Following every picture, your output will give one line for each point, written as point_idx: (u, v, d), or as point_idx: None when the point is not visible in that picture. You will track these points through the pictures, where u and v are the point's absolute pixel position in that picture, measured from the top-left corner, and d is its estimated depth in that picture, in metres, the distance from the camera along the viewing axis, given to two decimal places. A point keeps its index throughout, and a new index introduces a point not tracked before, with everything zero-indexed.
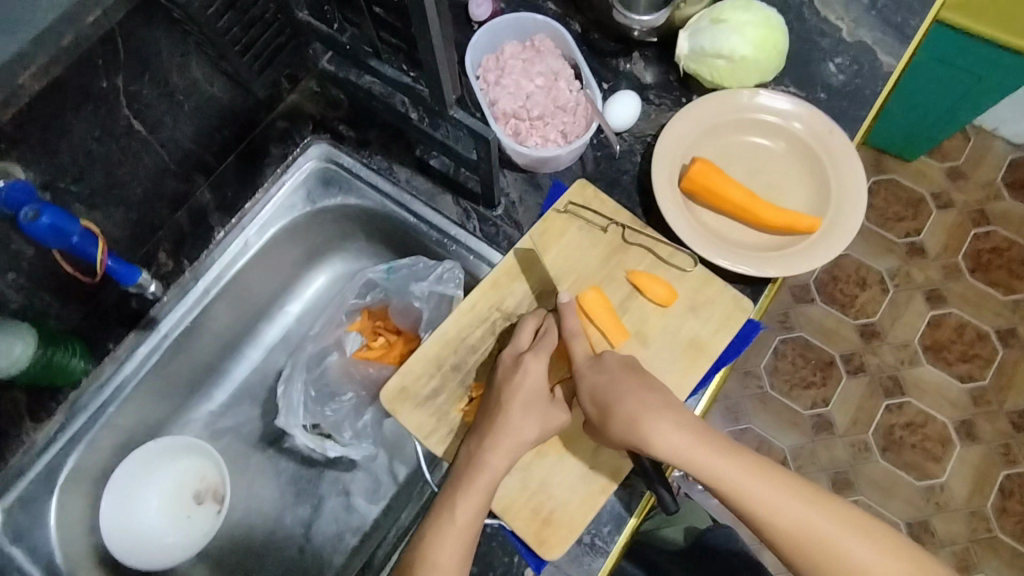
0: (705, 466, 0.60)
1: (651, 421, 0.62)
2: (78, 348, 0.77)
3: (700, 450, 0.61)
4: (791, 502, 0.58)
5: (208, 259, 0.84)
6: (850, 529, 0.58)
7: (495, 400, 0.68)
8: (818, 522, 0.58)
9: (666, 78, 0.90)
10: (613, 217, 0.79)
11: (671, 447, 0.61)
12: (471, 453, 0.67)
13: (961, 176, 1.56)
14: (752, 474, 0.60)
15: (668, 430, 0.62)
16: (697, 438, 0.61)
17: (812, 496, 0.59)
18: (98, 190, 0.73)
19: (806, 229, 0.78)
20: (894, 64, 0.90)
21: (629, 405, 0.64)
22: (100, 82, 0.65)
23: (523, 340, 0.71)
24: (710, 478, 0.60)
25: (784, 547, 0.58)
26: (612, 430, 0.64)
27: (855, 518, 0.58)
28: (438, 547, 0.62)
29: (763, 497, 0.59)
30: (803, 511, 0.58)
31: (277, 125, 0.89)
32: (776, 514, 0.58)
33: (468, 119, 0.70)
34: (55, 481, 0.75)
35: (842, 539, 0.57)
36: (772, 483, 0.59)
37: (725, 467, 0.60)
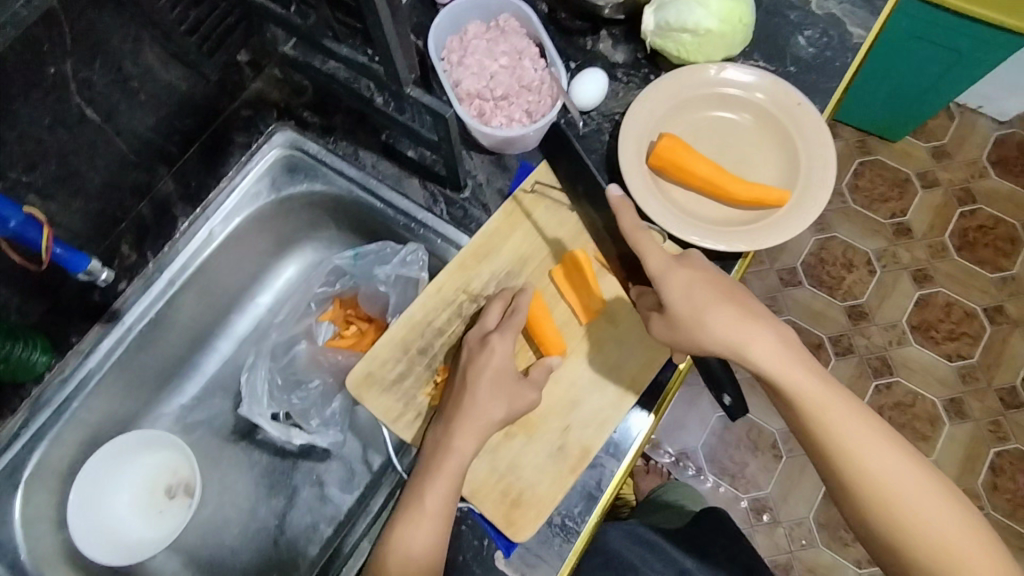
0: (792, 376, 0.62)
1: (752, 325, 0.63)
2: (40, 342, 0.76)
3: (792, 361, 0.62)
4: (867, 429, 0.61)
5: (173, 249, 0.83)
6: (915, 472, 0.60)
7: (461, 381, 0.67)
8: (888, 455, 0.60)
9: (634, 56, 0.89)
10: (581, 196, 0.78)
11: (767, 355, 0.62)
12: (440, 435, 0.66)
13: (946, 155, 1.55)
14: (835, 395, 0.62)
15: (764, 337, 0.63)
16: (787, 352, 0.63)
17: (886, 433, 0.61)
18: (54, 181, 0.72)
19: (775, 203, 0.77)
20: (864, 35, 0.89)
21: (734, 306, 0.63)
22: (46, 69, 0.64)
23: (490, 320, 0.71)
24: (796, 389, 0.62)
25: (851, 472, 0.60)
26: (699, 331, 0.63)
27: (920, 465, 0.61)
28: (411, 523, 0.63)
29: (842, 417, 0.61)
30: (878, 445, 0.60)
31: (241, 113, 0.88)
32: (851, 436, 0.60)
33: (427, 97, 0.69)
34: (20, 477, 0.74)
35: (908, 476, 0.59)
36: (854, 412, 0.61)
37: (812, 388, 0.62)
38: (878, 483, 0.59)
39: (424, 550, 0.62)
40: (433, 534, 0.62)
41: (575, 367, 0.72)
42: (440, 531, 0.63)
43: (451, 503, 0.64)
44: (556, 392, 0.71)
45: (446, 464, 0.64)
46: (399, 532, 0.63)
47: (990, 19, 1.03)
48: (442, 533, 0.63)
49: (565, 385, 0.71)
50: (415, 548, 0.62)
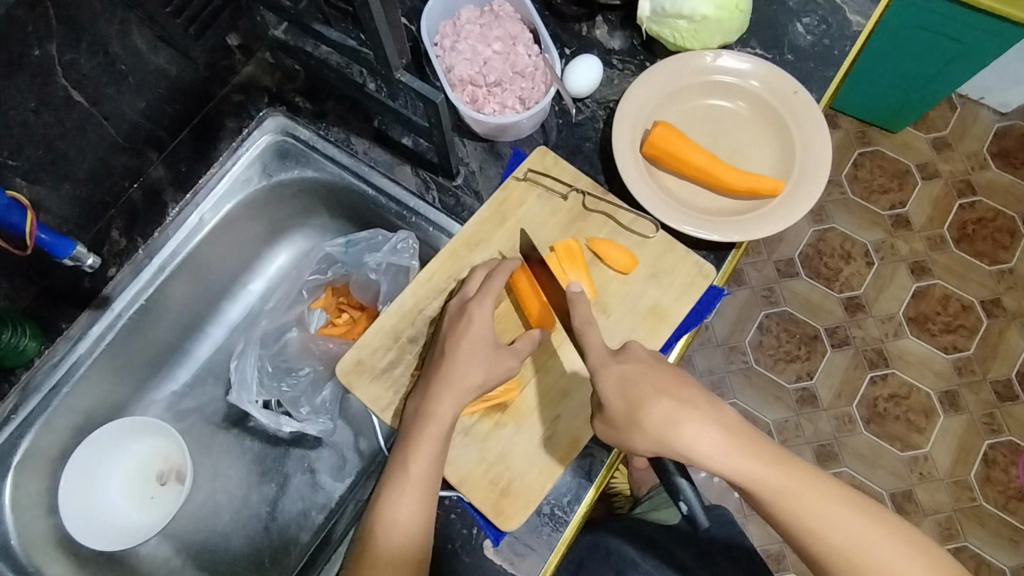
0: (749, 473, 0.55)
1: (688, 421, 0.57)
2: (29, 328, 0.76)
3: (744, 457, 0.55)
4: (845, 518, 0.53)
5: (162, 235, 0.82)
6: (911, 555, 0.52)
7: (440, 349, 0.68)
8: (874, 542, 0.52)
9: (630, 43, 0.87)
10: (573, 184, 0.78)
11: (715, 456, 0.56)
12: (419, 401, 0.66)
13: (946, 147, 1.54)
14: (801, 483, 0.54)
15: (707, 433, 0.56)
16: (736, 445, 0.55)
17: (870, 513, 0.53)
18: (41, 165, 0.71)
19: (769, 193, 0.76)
20: (863, 23, 0.87)
21: (666, 404, 0.58)
22: (31, 51, 0.63)
23: (471, 287, 0.70)
24: (755, 489, 0.55)
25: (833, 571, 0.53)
26: (635, 434, 0.58)
27: (918, 543, 0.52)
28: (399, 493, 0.62)
29: (814, 511, 0.53)
30: (863, 533, 0.52)
31: (232, 99, 0.87)
32: (827, 531, 0.53)
33: (416, 82, 0.67)
34: (10, 462, 0.74)
35: (901, 563, 0.51)
36: (827, 499, 0.53)
37: (770, 476, 0.54)
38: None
39: (413, 517, 0.62)
40: (421, 501, 0.62)
41: (566, 357, 0.71)
42: (427, 499, 0.63)
43: (436, 470, 0.64)
44: (547, 382, 0.71)
45: (428, 429, 0.64)
46: (387, 503, 0.62)
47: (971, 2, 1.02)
48: (429, 500, 0.63)
49: (556, 374, 0.71)
50: (403, 518, 0.62)
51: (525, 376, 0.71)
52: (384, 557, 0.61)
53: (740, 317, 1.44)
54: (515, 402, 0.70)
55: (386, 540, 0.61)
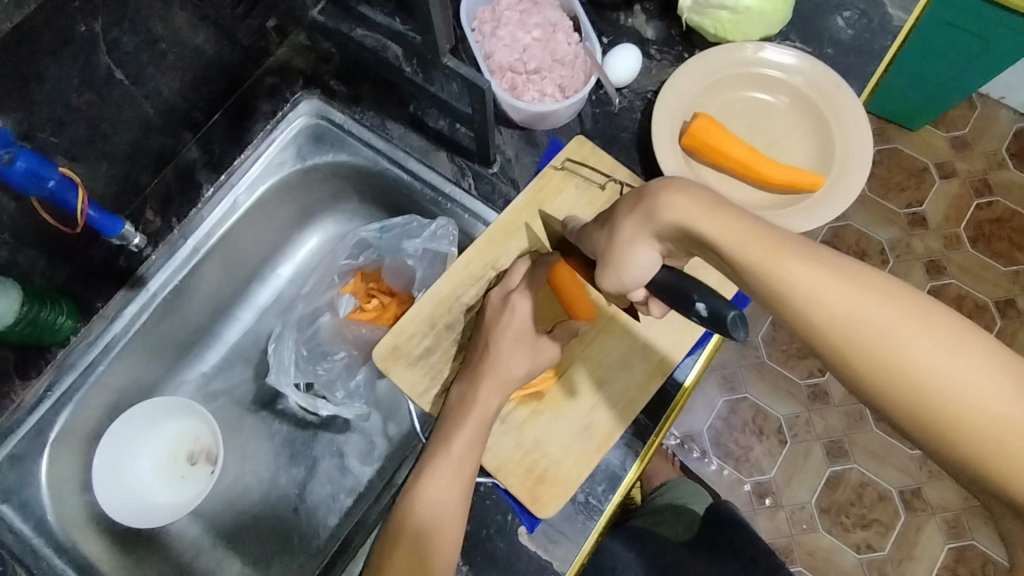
0: (727, 238, 0.48)
1: (662, 195, 0.52)
2: (66, 306, 0.75)
3: (727, 221, 0.49)
4: (846, 291, 0.44)
5: (197, 216, 0.82)
6: (934, 335, 0.41)
7: (483, 341, 0.68)
8: (884, 317, 0.42)
9: (668, 33, 0.87)
10: (611, 174, 0.77)
11: (694, 221, 0.50)
12: (464, 389, 0.67)
13: (966, 146, 1.53)
14: (793, 247, 0.46)
15: (677, 197, 0.51)
16: (716, 210, 0.50)
17: (886, 288, 0.43)
18: (81, 143, 0.71)
19: (809, 187, 0.76)
20: (904, 18, 0.86)
21: (646, 187, 0.55)
22: (76, 28, 0.62)
23: (513, 278, 0.70)
24: (730, 250, 0.48)
25: (827, 347, 0.44)
26: (620, 248, 0.56)
27: (947, 326, 0.42)
28: (439, 473, 0.63)
29: (797, 269, 0.45)
30: (868, 305, 0.43)
31: (266, 81, 0.86)
32: (821, 302, 0.44)
33: (463, 67, 0.67)
34: (46, 439, 0.74)
35: (912, 337, 0.42)
36: (823, 265, 0.45)
37: (747, 235, 0.48)
38: (870, 358, 0.42)
39: (450, 496, 0.62)
40: (459, 480, 0.63)
41: (603, 347, 0.71)
42: (466, 481, 0.63)
43: (477, 452, 0.64)
44: (585, 371, 0.71)
45: (473, 415, 0.65)
46: (428, 482, 0.63)
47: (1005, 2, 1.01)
48: (467, 481, 0.63)
49: (594, 364, 0.71)
50: (442, 498, 0.62)
51: (562, 365, 0.71)
52: (420, 534, 0.61)
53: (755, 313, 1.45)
54: (552, 392, 0.70)
55: (424, 515, 0.62)
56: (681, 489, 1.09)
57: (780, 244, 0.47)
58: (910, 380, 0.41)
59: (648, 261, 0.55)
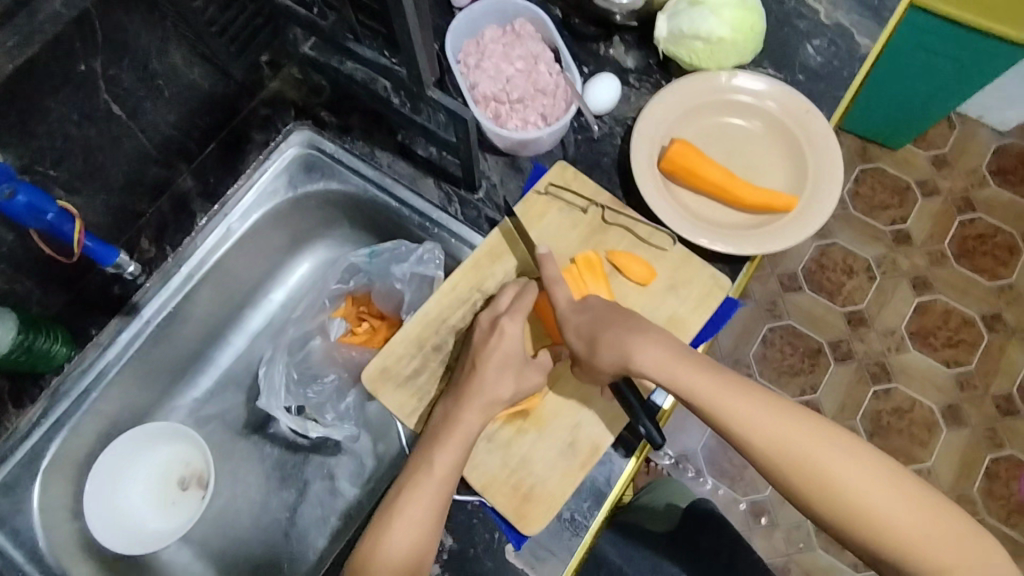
0: (687, 383, 0.61)
1: (634, 341, 0.64)
2: (60, 334, 0.77)
3: (684, 369, 0.62)
4: (781, 425, 0.58)
5: (191, 243, 0.84)
6: (847, 458, 0.57)
7: (470, 361, 0.69)
8: (809, 448, 0.57)
9: (646, 62, 0.90)
10: (593, 198, 0.80)
11: (658, 368, 0.63)
12: (447, 407, 0.68)
13: (946, 164, 1.57)
14: (734, 389, 0.60)
15: (648, 348, 0.63)
16: (678, 359, 0.63)
17: (808, 423, 0.58)
18: (79, 175, 0.73)
19: (782, 208, 0.79)
20: (871, 45, 0.91)
21: (620, 332, 0.65)
22: (77, 67, 0.65)
23: (502, 302, 0.72)
24: (692, 397, 0.61)
25: (771, 471, 0.59)
26: (603, 364, 0.65)
27: (855, 447, 0.57)
28: (418, 491, 0.64)
29: (744, 416, 0.59)
30: (797, 438, 0.58)
31: (259, 112, 0.89)
32: (760, 435, 0.58)
33: (447, 99, 0.70)
34: (39, 466, 0.75)
35: (833, 465, 0.57)
36: (763, 408, 0.59)
37: (706, 386, 0.61)
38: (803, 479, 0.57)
39: (425, 515, 0.63)
40: (440, 498, 0.64)
41: None
42: (443, 499, 0.64)
43: (458, 471, 0.65)
44: (571, 391, 0.72)
45: (454, 435, 0.66)
46: (406, 500, 0.63)
47: (956, 17, 1.05)
48: (443, 500, 0.64)
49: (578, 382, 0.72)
50: (419, 514, 0.63)
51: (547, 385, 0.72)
52: (392, 554, 0.62)
53: (745, 330, 1.46)
54: (538, 410, 0.72)
55: (400, 536, 0.62)
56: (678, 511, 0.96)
57: (731, 391, 0.60)
58: (833, 491, 0.56)
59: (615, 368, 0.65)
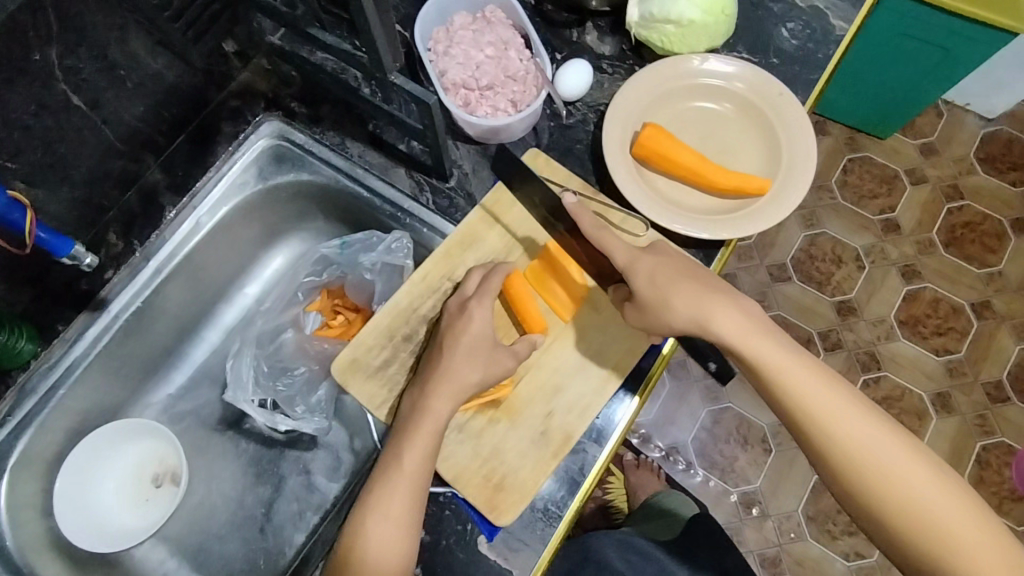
0: (765, 355, 0.60)
1: (711, 299, 0.63)
2: (26, 330, 0.76)
3: (759, 335, 0.61)
4: (847, 406, 0.58)
5: (159, 238, 0.83)
6: (918, 461, 0.57)
7: (437, 352, 0.68)
8: (871, 433, 0.57)
9: (620, 48, 0.89)
10: (565, 184, 0.79)
11: (733, 332, 0.61)
12: (415, 398, 0.67)
13: (933, 152, 1.57)
14: (807, 362, 0.60)
15: (728, 313, 0.62)
16: (756, 329, 0.61)
17: (878, 415, 0.59)
18: (40, 168, 0.72)
19: (757, 191, 0.78)
20: (846, 27, 0.90)
21: (700, 287, 0.63)
22: (31, 56, 0.64)
23: (468, 287, 0.72)
24: (768, 368, 0.60)
25: (837, 458, 0.57)
26: (670, 313, 0.63)
27: (919, 447, 0.58)
28: (391, 487, 0.63)
29: (821, 394, 0.59)
30: (868, 427, 0.58)
31: (229, 104, 0.88)
32: (833, 418, 0.58)
33: (411, 84, 0.69)
34: (6, 464, 0.74)
35: (899, 460, 0.57)
36: (838, 391, 0.59)
37: (784, 359, 0.60)
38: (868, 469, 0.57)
39: (400, 509, 0.62)
40: (413, 493, 0.63)
41: (559, 354, 0.72)
42: (419, 491, 0.64)
43: (430, 463, 0.65)
44: (542, 378, 0.71)
45: (423, 426, 0.65)
46: (379, 496, 0.63)
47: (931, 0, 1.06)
48: (419, 493, 0.64)
49: (549, 371, 0.72)
50: (394, 511, 0.62)
51: (517, 374, 0.71)
52: (376, 551, 0.61)
53: None
54: (509, 399, 0.71)
55: (374, 534, 0.62)
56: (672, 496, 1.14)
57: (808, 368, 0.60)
58: (895, 486, 0.56)
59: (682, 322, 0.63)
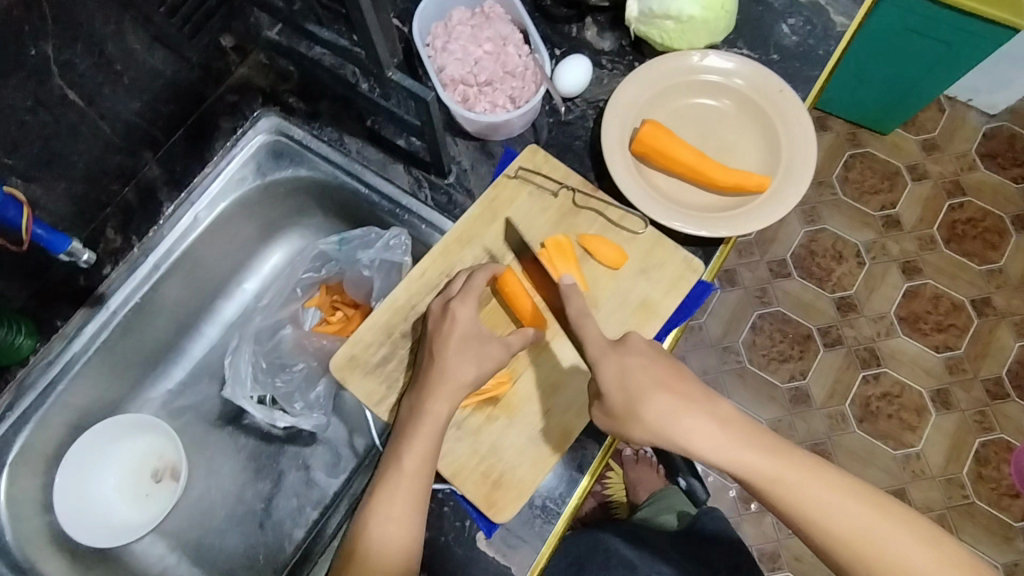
0: (748, 462, 0.57)
1: (683, 417, 0.59)
2: (25, 327, 0.76)
3: (742, 449, 0.57)
4: (853, 510, 0.54)
5: (157, 234, 0.84)
6: (928, 549, 0.53)
7: (428, 352, 0.69)
8: (888, 541, 0.53)
9: (620, 44, 0.89)
10: (564, 181, 0.79)
11: (710, 445, 0.58)
12: (413, 401, 0.67)
13: (935, 148, 1.56)
14: (803, 470, 0.56)
15: (701, 423, 0.59)
16: (733, 435, 0.58)
17: (882, 504, 0.55)
18: (37, 164, 0.72)
19: (756, 188, 0.77)
20: (848, 23, 0.89)
21: (665, 405, 0.60)
22: (26, 51, 0.64)
23: (455, 286, 0.72)
24: (752, 478, 0.57)
25: (843, 560, 0.54)
26: (639, 422, 0.60)
27: (928, 530, 0.54)
28: (393, 488, 0.64)
29: (815, 498, 0.55)
30: (871, 522, 0.54)
31: (227, 99, 0.88)
32: (832, 519, 0.54)
33: (408, 80, 0.68)
34: (5, 459, 0.74)
35: (909, 551, 0.53)
36: (832, 487, 0.55)
37: (768, 465, 0.56)
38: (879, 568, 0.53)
39: (404, 510, 0.63)
40: (415, 495, 0.64)
41: (557, 351, 0.72)
42: (420, 490, 0.64)
43: (430, 462, 0.65)
44: (540, 375, 0.71)
45: (423, 425, 0.65)
46: (382, 494, 0.64)
47: None
48: (422, 491, 0.64)
49: (547, 368, 0.72)
50: (396, 512, 0.63)
51: (514, 370, 0.72)
52: (379, 552, 0.62)
53: (734, 317, 1.45)
54: (507, 396, 0.71)
55: (377, 536, 0.62)
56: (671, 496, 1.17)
57: (796, 468, 0.56)
58: None
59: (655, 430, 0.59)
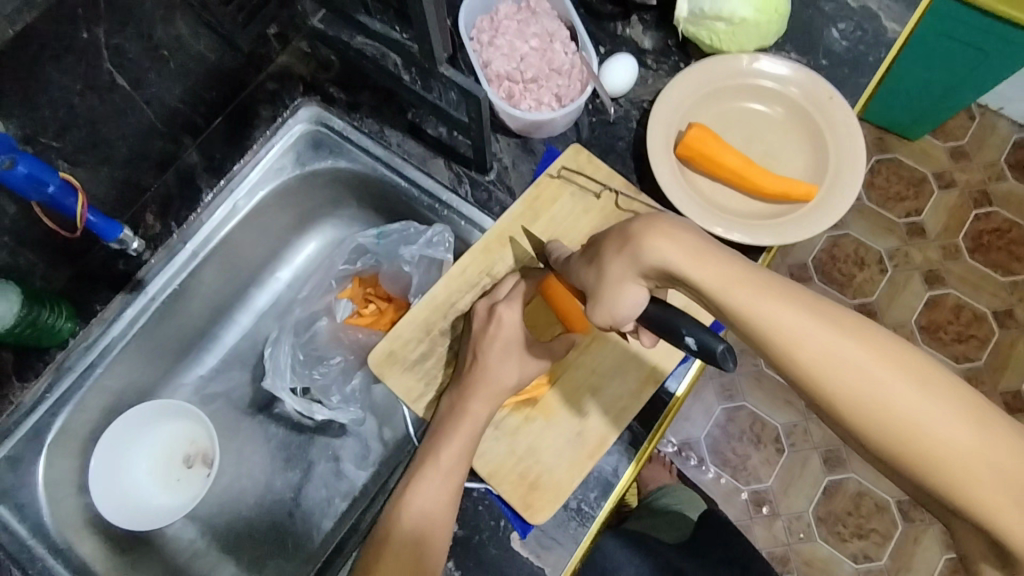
0: (713, 283, 0.50)
1: (651, 236, 0.53)
2: (65, 309, 0.77)
3: (704, 267, 0.50)
4: (832, 336, 0.46)
5: (196, 220, 0.83)
6: (926, 388, 0.44)
7: (471, 353, 0.68)
8: (873, 373, 0.44)
9: (664, 43, 0.87)
10: (606, 183, 0.78)
11: (670, 258, 0.51)
12: (454, 399, 0.68)
13: (964, 156, 1.54)
14: (779, 296, 0.47)
15: (665, 239, 0.52)
16: (700, 253, 0.51)
17: (872, 337, 0.45)
18: (83, 147, 0.72)
19: (802, 197, 0.76)
20: (898, 30, 0.87)
21: (630, 225, 0.55)
22: (80, 34, 0.63)
23: (501, 291, 0.71)
24: (711, 293, 0.50)
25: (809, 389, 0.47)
26: (608, 280, 0.56)
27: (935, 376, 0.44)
28: (426, 486, 0.64)
29: (784, 321, 0.47)
30: (854, 353, 0.45)
31: (266, 87, 0.86)
32: (806, 344, 0.46)
33: (460, 77, 0.68)
34: (43, 441, 0.75)
35: (903, 390, 0.44)
36: (811, 312, 0.46)
37: (732, 281, 0.49)
38: (858, 404, 0.45)
39: (437, 508, 0.63)
40: (447, 491, 0.64)
41: (597, 355, 0.72)
42: (454, 489, 0.64)
43: (465, 460, 0.65)
44: (577, 378, 0.71)
45: (461, 424, 0.66)
46: (416, 489, 0.64)
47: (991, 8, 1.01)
48: (456, 490, 0.64)
49: (586, 371, 0.71)
50: (429, 509, 0.63)
51: (554, 372, 0.71)
52: (406, 548, 0.62)
53: None
54: (545, 398, 0.71)
55: (407, 531, 0.62)
56: (678, 494, 1.14)
57: (770, 292, 0.48)
58: (896, 422, 0.43)
59: (637, 300, 0.55)
